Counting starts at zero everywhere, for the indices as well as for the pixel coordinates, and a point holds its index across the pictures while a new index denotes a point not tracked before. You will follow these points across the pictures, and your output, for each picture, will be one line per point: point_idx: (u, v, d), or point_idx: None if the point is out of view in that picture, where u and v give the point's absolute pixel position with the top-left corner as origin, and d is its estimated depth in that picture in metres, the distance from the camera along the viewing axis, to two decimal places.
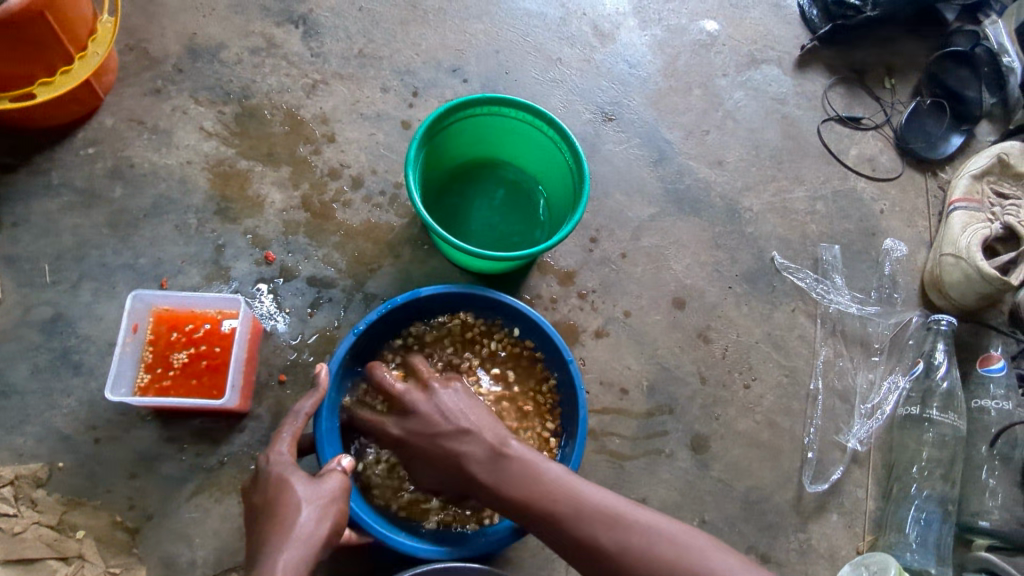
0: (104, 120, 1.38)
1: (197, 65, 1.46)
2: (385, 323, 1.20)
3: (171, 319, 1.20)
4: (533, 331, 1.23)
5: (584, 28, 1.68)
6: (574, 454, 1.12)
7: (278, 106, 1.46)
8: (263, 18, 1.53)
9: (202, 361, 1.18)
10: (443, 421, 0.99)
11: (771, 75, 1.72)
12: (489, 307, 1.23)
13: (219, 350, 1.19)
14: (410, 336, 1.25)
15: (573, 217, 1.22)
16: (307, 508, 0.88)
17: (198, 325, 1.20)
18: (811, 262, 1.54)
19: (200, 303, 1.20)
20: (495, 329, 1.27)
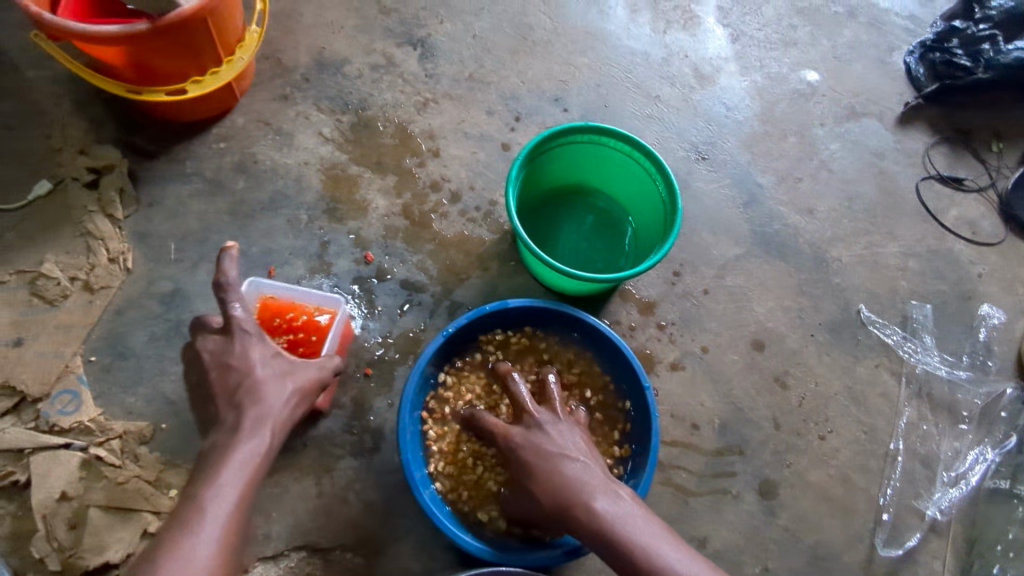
0: (236, 119, 1.52)
1: (323, 77, 1.59)
2: (464, 331, 1.24)
3: (273, 309, 1.28)
4: (609, 355, 1.25)
5: (684, 69, 1.73)
6: (643, 479, 1.12)
7: (390, 120, 1.57)
8: (385, 39, 1.66)
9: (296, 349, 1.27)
10: (566, 447, 1.01)
11: (871, 129, 1.71)
12: (568, 324, 1.26)
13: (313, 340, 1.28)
14: (486, 344, 1.28)
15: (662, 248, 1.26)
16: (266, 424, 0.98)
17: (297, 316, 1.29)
18: (900, 319, 1.50)
19: (304, 297, 1.29)
20: (574, 348, 1.29)
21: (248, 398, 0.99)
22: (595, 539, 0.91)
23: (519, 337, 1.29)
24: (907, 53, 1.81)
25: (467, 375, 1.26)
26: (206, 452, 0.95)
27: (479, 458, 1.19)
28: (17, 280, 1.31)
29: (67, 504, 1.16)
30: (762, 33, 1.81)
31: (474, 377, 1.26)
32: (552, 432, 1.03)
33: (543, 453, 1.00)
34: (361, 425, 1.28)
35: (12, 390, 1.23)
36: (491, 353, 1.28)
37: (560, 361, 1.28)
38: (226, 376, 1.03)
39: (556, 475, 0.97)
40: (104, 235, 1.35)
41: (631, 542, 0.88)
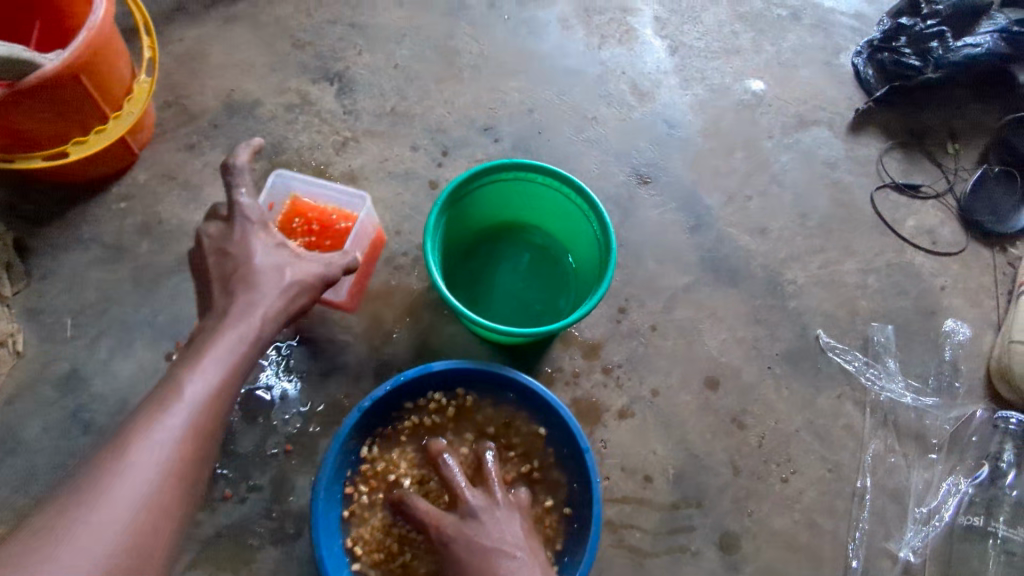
0: (138, 175, 1.40)
1: (232, 121, 1.48)
2: (389, 400, 1.14)
3: (298, 208, 1.27)
4: (548, 416, 1.15)
5: (622, 86, 1.63)
6: (584, 558, 1.03)
7: (307, 165, 1.46)
8: (300, 76, 1.55)
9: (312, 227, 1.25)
10: (503, 541, 0.92)
11: (821, 138, 1.62)
12: (504, 385, 1.15)
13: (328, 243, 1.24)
14: (417, 410, 1.17)
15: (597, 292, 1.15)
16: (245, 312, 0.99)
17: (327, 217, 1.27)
18: (861, 343, 1.41)
19: (328, 197, 1.29)
20: (514, 411, 1.18)
21: (246, 278, 1.02)
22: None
23: (453, 400, 1.18)
24: (854, 54, 1.72)
25: (398, 445, 1.16)
26: (209, 318, 1.01)
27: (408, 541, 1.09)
28: None
29: None
30: (702, 42, 1.71)
31: (403, 447, 1.16)
32: (487, 521, 0.95)
33: (476, 548, 0.92)
34: (282, 509, 1.18)
35: None
36: (423, 420, 1.17)
37: (499, 425, 1.18)
38: (223, 262, 1.04)
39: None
40: None
41: None
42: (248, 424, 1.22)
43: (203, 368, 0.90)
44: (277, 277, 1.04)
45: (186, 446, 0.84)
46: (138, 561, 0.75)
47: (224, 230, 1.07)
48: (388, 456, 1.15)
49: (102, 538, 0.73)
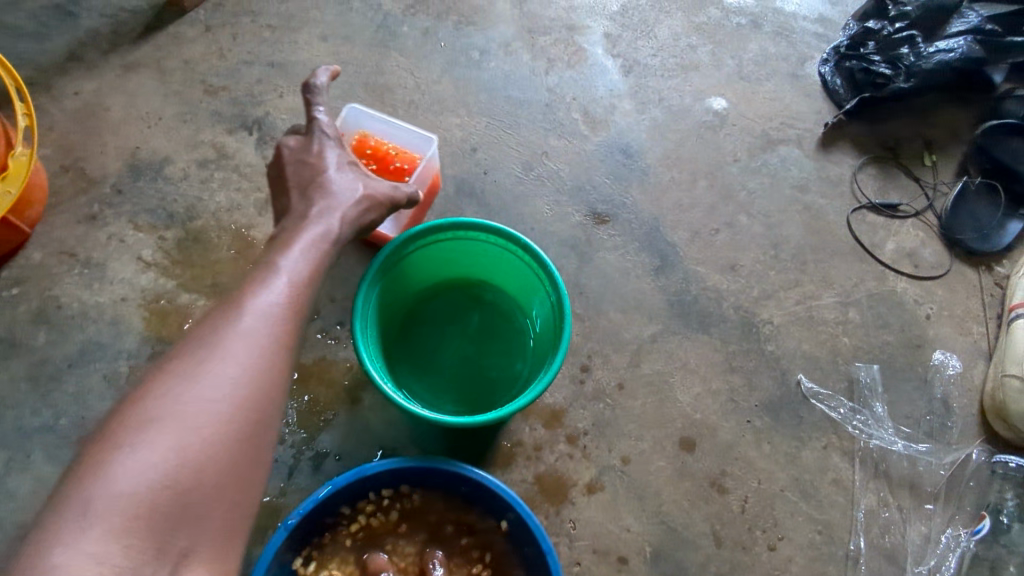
0: (31, 255, 1.24)
1: (138, 184, 1.32)
2: (326, 508, 1.01)
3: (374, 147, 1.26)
4: (504, 513, 1.01)
5: (572, 113, 1.50)
6: None
7: (226, 228, 1.31)
8: (214, 126, 1.39)
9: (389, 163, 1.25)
10: None
11: (790, 157, 1.51)
12: (453, 481, 1.01)
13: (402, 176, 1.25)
14: (359, 512, 1.04)
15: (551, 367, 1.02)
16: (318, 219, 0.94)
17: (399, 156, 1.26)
18: (845, 385, 1.30)
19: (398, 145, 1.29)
20: (468, 509, 1.05)
21: (321, 186, 0.98)
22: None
23: (401, 500, 1.05)
24: (820, 63, 1.60)
25: (339, 557, 1.03)
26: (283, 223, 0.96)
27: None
28: None
29: None
30: (657, 59, 1.59)
31: (346, 559, 1.03)
32: None
33: None
34: None
35: None
36: (369, 525, 1.05)
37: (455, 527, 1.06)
38: (300, 171, 1.02)
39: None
40: None
41: None
42: None
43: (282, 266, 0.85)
44: (351, 187, 1.00)
45: (280, 326, 0.78)
46: (248, 444, 0.70)
47: (303, 142, 1.04)
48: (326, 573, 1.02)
49: (208, 419, 0.68)
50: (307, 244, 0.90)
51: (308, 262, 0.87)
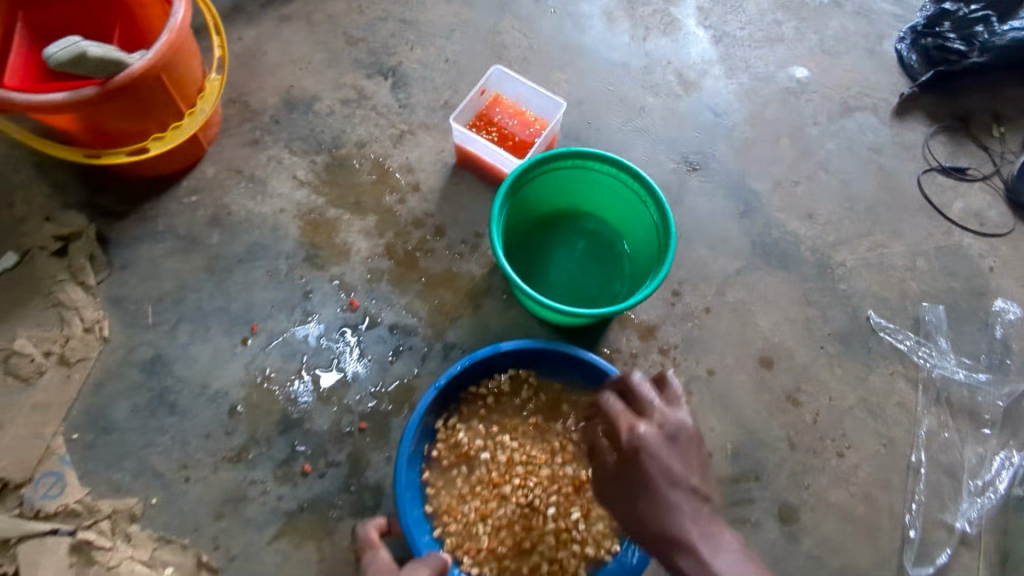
0: (206, 170, 1.45)
1: (293, 117, 1.52)
2: (465, 377, 1.19)
3: (500, 115, 1.47)
4: None
5: (668, 76, 1.67)
6: None
7: (367, 156, 1.50)
8: (355, 71, 1.58)
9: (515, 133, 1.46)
10: (677, 477, 0.83)
11: (866, 123, 1.65)
12: (570, 363, 1.19)
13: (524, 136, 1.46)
14: (488, 387, 1.22)
15: (658, 273, 1.19)
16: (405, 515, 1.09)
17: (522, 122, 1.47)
18: (912, 323, 1.44)
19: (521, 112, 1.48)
20: (578, 390, 1.23)
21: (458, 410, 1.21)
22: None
23: (523, 379, 1.23)
24: (897, 41, 1.74)
25: (473, 419, 1.21)
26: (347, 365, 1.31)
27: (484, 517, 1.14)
28: None
29: None
30: (745, 32, 1.74)
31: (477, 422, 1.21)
32: (655, 458, 0.84)
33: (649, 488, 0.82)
34: (359, 482, 1.23)
35: None
36: (495, 398, 1.22)
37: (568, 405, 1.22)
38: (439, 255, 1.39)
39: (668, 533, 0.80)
40: (77, 304, 1.30)
41: None
42: (323, 404, 1.28)
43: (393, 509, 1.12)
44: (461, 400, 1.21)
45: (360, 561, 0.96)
46: None
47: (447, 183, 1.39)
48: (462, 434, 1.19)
49: None
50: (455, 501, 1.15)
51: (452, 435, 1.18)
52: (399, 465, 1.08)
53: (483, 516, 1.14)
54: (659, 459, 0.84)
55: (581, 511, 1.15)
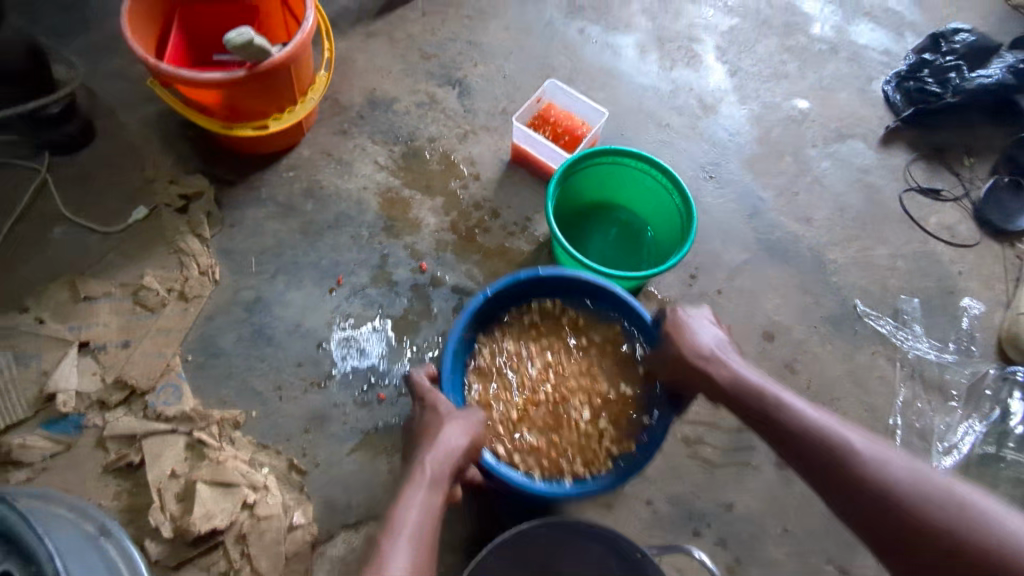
0: (302, 151, 1.72)
1: (375, 113, 1.80)
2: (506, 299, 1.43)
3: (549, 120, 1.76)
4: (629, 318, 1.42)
5: (690, 100, 1.96)
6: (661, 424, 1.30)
7: (436, 149, 1.78)
8: (428, 80, 1.87)
9: (561, 134, 1.75)
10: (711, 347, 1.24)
11: (856, 148, 1.94)
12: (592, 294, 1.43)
13: (569, 137, 1.75)
14: (530, 312, 1.47)
15: (682, 249, 1.45)
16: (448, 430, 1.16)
17: (567, 125, 1.76)
18: (891, 312, 1.70)
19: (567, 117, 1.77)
20: (603, 324, 1.47)
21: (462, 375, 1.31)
22: (773, 430, 1.08)
23: (560, 310, 1.47)
24: (884, 83, 2.05)
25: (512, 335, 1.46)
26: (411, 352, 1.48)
27: (521, 417, 1.39)
28: (121, 291, 1.49)
29: (176, 480, 1.31)
30: (756, 68, 2.05)
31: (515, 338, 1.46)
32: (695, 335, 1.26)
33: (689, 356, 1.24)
34: None
35: (123, 384, 1.39)
36: (536, 322, 1.47)
37: (596, 335, 1.47)
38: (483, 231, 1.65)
39: (724, 378, 1.18)
40: (194, 252, 1.55)
41: (791, 408, 1.08)
42: (396, 347, 1.53)
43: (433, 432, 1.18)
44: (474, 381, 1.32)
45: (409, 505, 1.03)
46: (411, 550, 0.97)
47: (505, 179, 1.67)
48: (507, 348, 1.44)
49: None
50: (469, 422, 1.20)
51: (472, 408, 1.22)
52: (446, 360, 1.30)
53: (523, 416, 1.40)
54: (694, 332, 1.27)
55: (601, 416, 1.41)
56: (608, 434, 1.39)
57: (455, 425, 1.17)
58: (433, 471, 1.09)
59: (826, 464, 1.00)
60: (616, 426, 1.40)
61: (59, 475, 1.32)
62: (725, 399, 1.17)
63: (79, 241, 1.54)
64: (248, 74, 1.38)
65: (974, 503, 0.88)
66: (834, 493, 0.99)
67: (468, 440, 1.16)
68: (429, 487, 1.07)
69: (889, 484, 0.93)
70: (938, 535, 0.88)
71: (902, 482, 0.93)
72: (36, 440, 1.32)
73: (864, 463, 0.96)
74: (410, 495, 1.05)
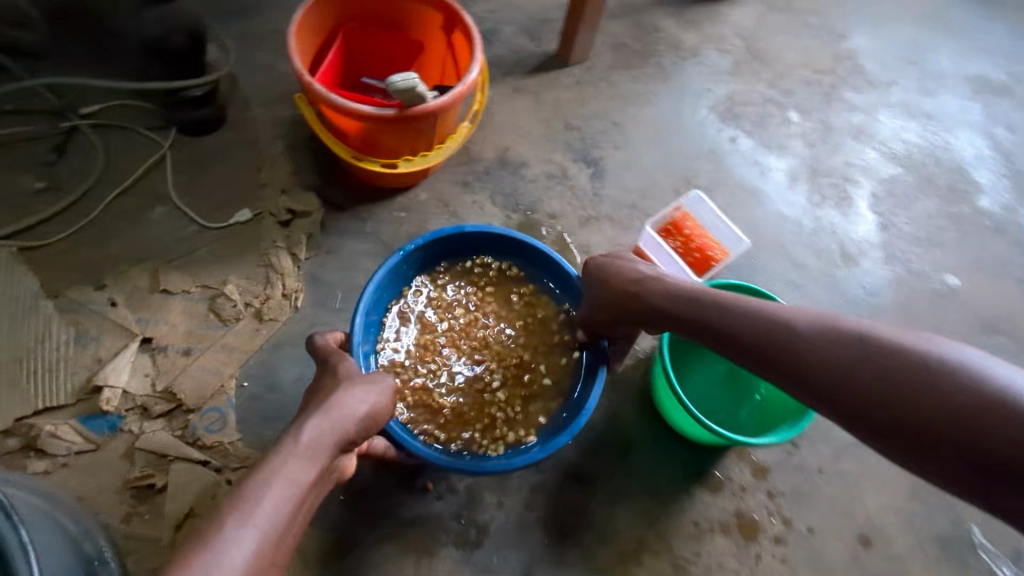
0: (419, 194, 1.63)
1: (502, 173, 1.70)
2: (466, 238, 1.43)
3: (681, 231, 1.61)
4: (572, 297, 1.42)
5: (832, 245, 1.79)
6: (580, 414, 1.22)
7: (554, 228, 1.66)
8: (564, 152, 1.77)
9: (692, 251, 1.59)
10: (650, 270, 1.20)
11: (1004, 348, 1.73)
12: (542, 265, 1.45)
13: (698, 256, 1.59)
14: (474, 266, 1.47)
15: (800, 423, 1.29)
16: (341, 405, 0.97)
17: (699, 243, 1.60)
18: (1014, 552, 1.46)
19: (702, 234, 1.61)
20: (546, 302, 1.46)
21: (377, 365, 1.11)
22: (721, 334, 1.02)
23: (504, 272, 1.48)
24: None
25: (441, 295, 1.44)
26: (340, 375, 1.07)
27: (435, 371, 1.36)
28: (199, 293, 1.42)
29: (192, 520, 1.20)
30: (910, 227, 1.86)
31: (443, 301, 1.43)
32: (632, 262, 1.22)
33: (627, 271, 1.20)
34: (469, 517, 1.31)
35: (171, 395, 1.30)
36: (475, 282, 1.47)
37: (532, 313, 1.45)
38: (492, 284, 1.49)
39: (656, 295, 1.13)
40: (284, 271, 1.47)
41: (752, 304, 1.01)
42: None
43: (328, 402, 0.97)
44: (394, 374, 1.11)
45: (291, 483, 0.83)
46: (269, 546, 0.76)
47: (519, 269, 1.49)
48: (441, 302, 1.43)
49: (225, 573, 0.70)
50: (361, 402, 0.98)
51: (375, 395, 1.01)
52: (374, 280, 1.28)
53: (432, 377, 1.36)
54: (628, 262, 1.23)
55: (508, 395, 1.36)
56: (509, 412, 1.34)
57: (358, 391, 1.00)
58: (312, 448, 0.88)
59: (762, 339, 0.96)
60: (523, 407, 1.35)
61: (80, 476, 1.22)
62: (667, 317, 1.11)
63: (176, 229, 1.48)
64: (393, 114, 1.30)
65: (906, 339, 0.83)
66: (790, 374, 0.92)
67: (368, 408, 0.98)
68: (314, 448, 0.89)
69: (838, 352, 0.87)
70: (904, 375, 0.80)
71: (862, 339, 0.86)
72: (68, 432, 1.24)
73: (809, 335, 0.91)
74: (284, 451, 0.87)
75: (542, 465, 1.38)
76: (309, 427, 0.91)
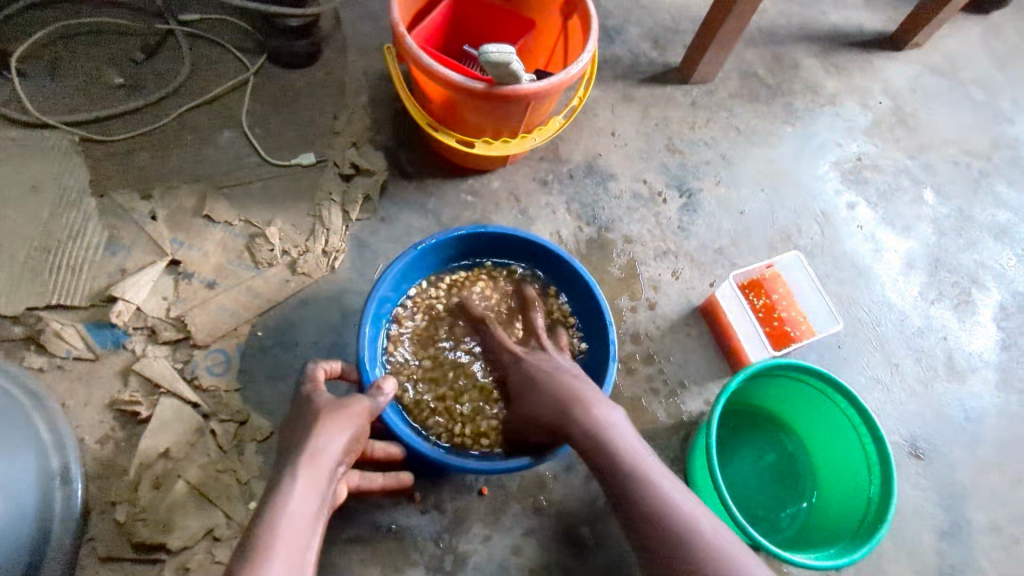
0: (492, 181, 1.50)
1: (586, 180, 1.55)
2: (498, 240, 1.29)
3: (766, 294, 1.42)
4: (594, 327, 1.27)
5: (937, 352, 1.54)
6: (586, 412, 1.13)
7: (626, 253, 1.50)
8: (659, 174, 1.60)
9: (773, 318, 1.40)
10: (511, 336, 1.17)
11: None
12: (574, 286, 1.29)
13: (777, 325, 1.40)
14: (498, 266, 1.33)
15: (837, 554, 1.07)
16: (335, 437, 0.87)
17: (782, 313, 1.41)
18: None
19: (789, 304, 1.42)
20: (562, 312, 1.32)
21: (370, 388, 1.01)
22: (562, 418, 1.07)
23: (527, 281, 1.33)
24: None
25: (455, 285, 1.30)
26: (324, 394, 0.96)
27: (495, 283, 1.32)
28: (240, 228, 1.35)
29: (163, 462, 1.14)
30: None
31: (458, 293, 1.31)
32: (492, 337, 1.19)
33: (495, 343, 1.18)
34: (449, 543, 1.19)
35: (182, 325, 1.24)
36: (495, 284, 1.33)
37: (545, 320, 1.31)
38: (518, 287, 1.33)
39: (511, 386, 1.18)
40: (330, 227, 1.37)
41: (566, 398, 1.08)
42: None
43: (315, 434, 0.86)
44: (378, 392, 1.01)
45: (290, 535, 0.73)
46: None
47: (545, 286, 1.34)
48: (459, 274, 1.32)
49: None
50: (349, 433, 0.89)
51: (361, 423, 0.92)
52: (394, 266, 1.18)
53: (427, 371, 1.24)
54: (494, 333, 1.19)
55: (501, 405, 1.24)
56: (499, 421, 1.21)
57: (341, 420, 0.90)
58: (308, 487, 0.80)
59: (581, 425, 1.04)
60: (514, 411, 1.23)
61: (71, 384, 1.19)
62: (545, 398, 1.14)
63: (237, 156, 1.41)
64: (480, 87, 1.17)
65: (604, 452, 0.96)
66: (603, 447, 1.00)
67: (351, 439, 0.90)
68: (310, 500, 0.79)
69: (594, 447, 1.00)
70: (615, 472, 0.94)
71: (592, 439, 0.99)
72: (72, 335, 1.21)
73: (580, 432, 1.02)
74: (283, 503, 0.77)
75: (542, 508, 1.23)
76: (302, 476, 0.81)
